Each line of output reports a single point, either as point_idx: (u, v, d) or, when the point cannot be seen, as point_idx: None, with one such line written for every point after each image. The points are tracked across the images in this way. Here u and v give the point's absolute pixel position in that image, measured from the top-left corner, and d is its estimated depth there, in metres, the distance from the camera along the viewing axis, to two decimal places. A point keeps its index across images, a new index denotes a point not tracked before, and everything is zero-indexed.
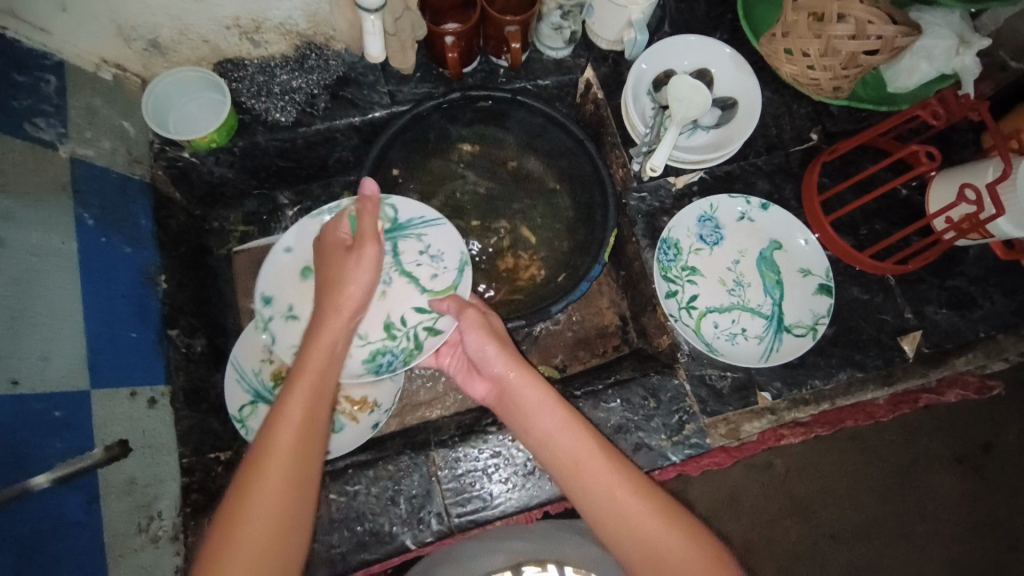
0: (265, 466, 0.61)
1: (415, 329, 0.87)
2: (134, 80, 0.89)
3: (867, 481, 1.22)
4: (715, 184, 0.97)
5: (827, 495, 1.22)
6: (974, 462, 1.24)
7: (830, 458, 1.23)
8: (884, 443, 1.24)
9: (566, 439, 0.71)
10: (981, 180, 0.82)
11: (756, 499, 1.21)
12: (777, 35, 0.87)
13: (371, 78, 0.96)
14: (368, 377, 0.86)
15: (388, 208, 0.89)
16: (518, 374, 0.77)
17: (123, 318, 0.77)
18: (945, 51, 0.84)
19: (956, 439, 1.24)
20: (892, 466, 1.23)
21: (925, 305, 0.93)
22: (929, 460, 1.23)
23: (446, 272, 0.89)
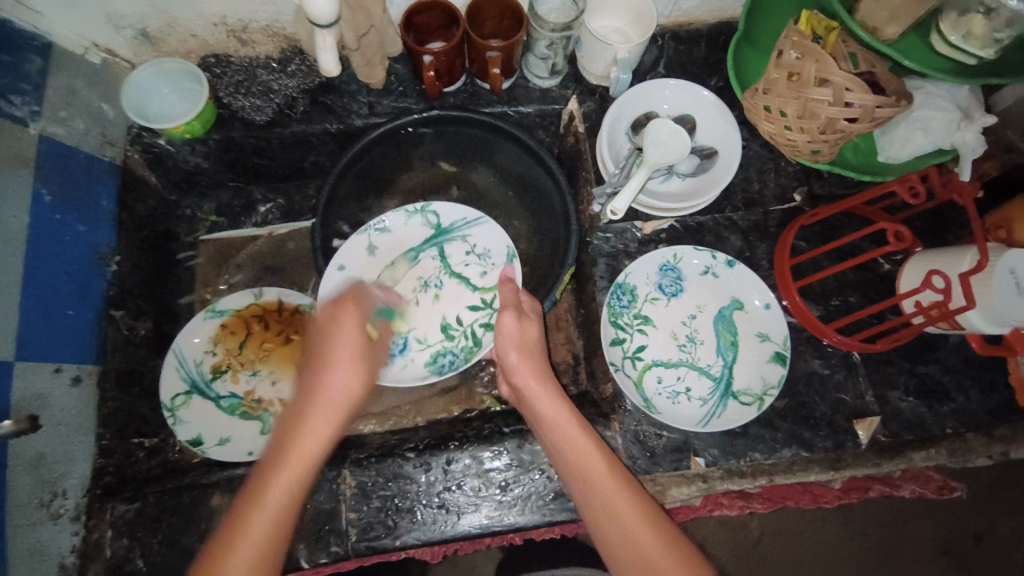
0: (234, 542, 0.59)
1: (472, 327, 0.94)
2: (123, 66, 0.92)
3: (845, 559, 1.15)
4: (684, 233, 0.94)
5: (799, 565, 1.15)
6: (961, 552, 1.15)
7: (811, 529, 1.17)
8: (870, 518, 1.16)
9: (582, 453, 0.71)
10: (953, 268, 0.75)
11: (725, 557, 1.16)
12: (759, 89, 0.83)
13: (354, 87, 0.97)
14: (432, 377, 0.91)
15: (431, 215, 0.96)
16: (536, 386, 0.77)
17: (63, 295, 0.78)
18: (945, 126, 0.80)
19: (947, 527, 1.16)
20: (876, 545, 1.15)
21: (889, 390, 0.87)
22: (915, 545, 1.15)
23: (495, 268, 0.95)
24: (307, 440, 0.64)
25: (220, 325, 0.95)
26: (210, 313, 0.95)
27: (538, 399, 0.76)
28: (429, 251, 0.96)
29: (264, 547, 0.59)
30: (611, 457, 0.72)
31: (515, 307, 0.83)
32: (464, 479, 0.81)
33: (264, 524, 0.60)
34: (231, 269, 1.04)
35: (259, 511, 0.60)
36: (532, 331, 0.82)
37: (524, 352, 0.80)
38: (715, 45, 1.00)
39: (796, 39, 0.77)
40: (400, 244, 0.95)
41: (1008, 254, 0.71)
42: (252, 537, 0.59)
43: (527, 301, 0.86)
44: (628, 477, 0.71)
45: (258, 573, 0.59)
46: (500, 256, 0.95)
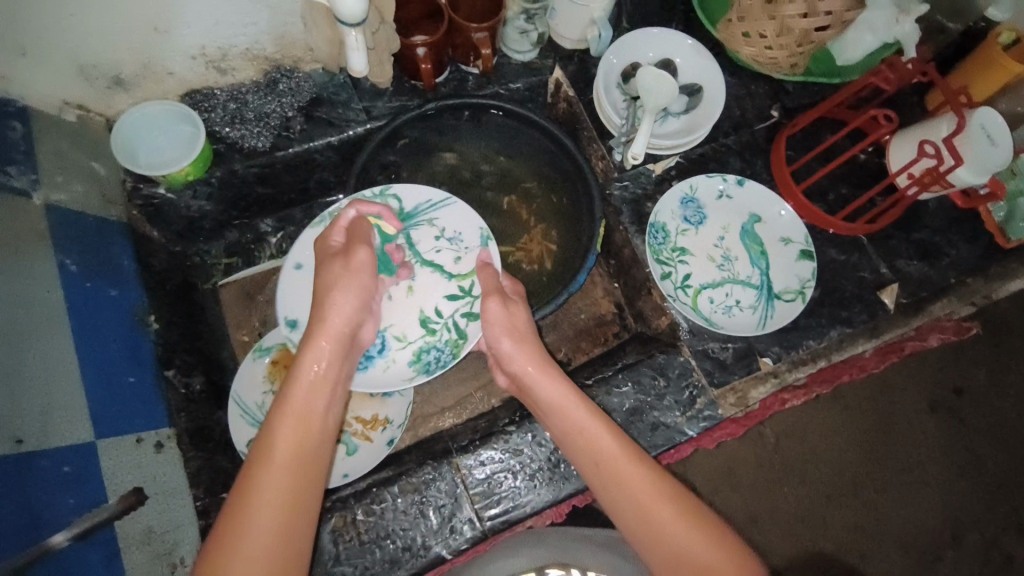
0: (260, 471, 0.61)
1: (453, 318, 0.88)
2: (98, 120, 0.87)
3: (852, 437, 1.28)
4: (691, 165, 1.01)
5: (815, 454, 1.27)
6: (948, 406, 1.30)
7: (817, 419, 1.29)
8: (862, 396, 1.30)
9: (585, 435, 0.73)
10: (936, 136, 0.89)
11: (750, 467, 1.26)
12: (733, 19, 0.93)
13: (344, 96, 0.95)
14: (420, 376, 0.87)
15: (393, 199, 0.90)
16: (536, 370, 0.78)
17: (120, 362, 0.75)
18: (887, 23, 0.89)
19: (926, 386, 1.31)
20: (872, 419, 1.28)
21: (897, 259, 0.99)
22: (906, 410, 1.29)
23: (468, 252, 0.90)
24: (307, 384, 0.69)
25: (270, 363, 0.92)
26: (259, 352, 0.91)
27: (537, 385, 0.78)
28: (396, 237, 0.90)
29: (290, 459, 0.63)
30: (619, 434, 0.74)
31: (499, 293, 0.82)
32: None
33: (287, 440, 0.64)
34: (259, 307, 1.01)
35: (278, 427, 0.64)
36: (525, 319, 0.82)
37: (517, 338, 0.80)
38: None
39: None
40: None
41: (978, 113, 0.85)
42: (274, 455, 0.63)
43: (510, 286, 0.86)
44: (639, 452, 0.73)
45: (296, 481, 0.62)
46: (473, 239, 0.91)
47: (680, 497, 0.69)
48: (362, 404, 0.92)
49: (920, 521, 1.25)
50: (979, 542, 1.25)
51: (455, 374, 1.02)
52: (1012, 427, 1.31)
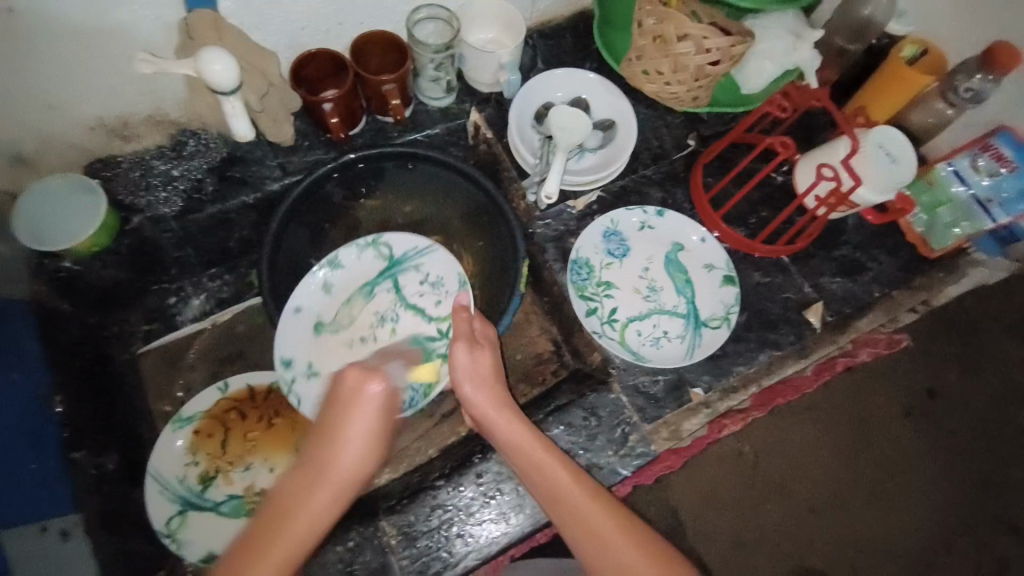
0: (259, 558, 0.56)
1: (431, 359, 0.91)
2: (1, 199, 0.86)
3: (832, 452, 1.26)
4: (614, 199, 1.01)
5: (796, 470, 1.24)
6: (923, 409, 1.30)
7: (792, 435, 1.26)
8: (836, 407, 1.28)
9: (542, 468, 0.70)
10: (835, 158, 0.92)
11: (735, 492, 1.23)
12: (633, 58, 0.96)
13: (259, 154, 0.94)
14: (396, 418, 0.86)
15: (383, 247, 0.94)
16: (490, 407, 0.75)
17: (19, 449, 0.76)
18: (784, 50, 0.92)
19: (900, 392, 1.30)
20: (849, 429, 1.27)
21: (822, 277, 0.99)
22: (880, 417, 1.28)
23: (449, 295, 0.93)
24: (311, 505, 0.60)
25: (192, 432, 0.90)
26: (177, 423, 0.89)
27: (494, 426, 0.74)
28: (383, 284, 0.95)
29: (305, 541, 0.58)
30: (571, 467, 0.71)
31: (468, 337, 0.78)
32: (499, 486, 0.81)
33: (308, 523, 0.59)
34: (182, 372, 1.00)
35: (280, 543, 0.57)
36: (491, 356, 0.79)
37: (477, 382, 0.76)
38: (580, 33, 1.10)
39: (651, 8, 0.88)
40: (355, 279, 0.94)
41: (871, 133, 0.88)
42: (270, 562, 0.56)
43: (483, 329, 0.81)
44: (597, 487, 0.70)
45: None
46: (452, 284, 0.94)
47: (635, 528, 0.67)
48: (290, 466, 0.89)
49: (903, 531, 1.22)
50: (958, 542, 1.23)
51: None
52: (985, 426, 1.30)
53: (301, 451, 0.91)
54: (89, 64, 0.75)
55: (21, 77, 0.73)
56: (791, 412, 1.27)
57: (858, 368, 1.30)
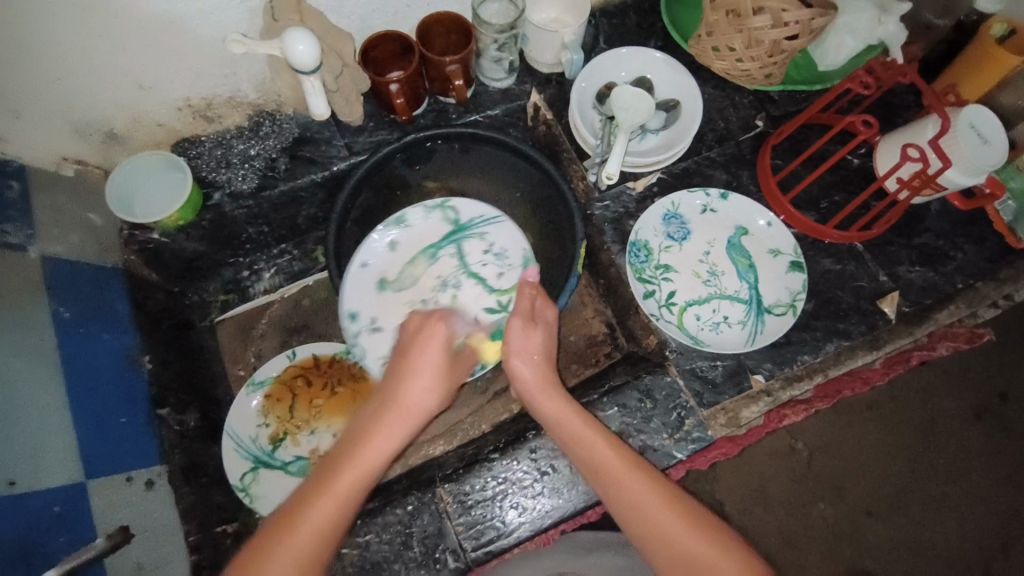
0: (333, 481, 0.62)
1: (490, 332, 0.91)
2: (97, 172, 0.93)
3: (893, 451, 1.20)
4: (675, 181, 0.99)
5: (852, 469, 1.20)
6: (995, 413, 1.22)
7: (852, 432, 1.21)
8: (898, 406, 1.22)
9: (585, 441, 0.71)
10: (922, 137, 0.86)
11: (784, 487, 1.20)
12: (702, 35, 0.93)
13: (327, 134, 0.98)
14: (453, 387, 0.89)
15: (449, 211, 0.96)
16: (534, 379, 0.76)
17: (111, 406, 0.79)
18: (867, 23, 0.89)
19: (971, 393, 1.23)
20: (913, 429, 1.21)
21: (898, 265, 0.94)
22: (947, 419, 1.21)
23: (512, 269, 0.94)
24: (370, 455, 0.65)
25: (263, 397, 0.96)
26: (252, 387, 0.96)
27: (541, 406, 0.75)
28: (447, 248, 0.96)
29: (356, 487, 0.63)
30: (623, 449, 0.71)
31: (525, 314, 0.79)
32: (554, 462, 0.82)
33: (365, 470, 0.64)
34: (254, 340, 1.07)
35: (346, 473, 0.63)
36: (552, 320, 0.81)
37: (530, 360, 0.77)
38: (643, 10, 1.07)
39: None
40: (420, 240, 0.95)
41: (964, 113, 0.82)
42: (344, 481, 0.62)
43: (543, 308, 0.81)
44: (643, 464, 0.70)
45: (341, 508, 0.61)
46: (517, 257, 0.94)
47: (695, 514, 0.66)
48: None
49: (968, 539, 1.16)
50: None
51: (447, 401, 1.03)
52: None
53: None
54: (178, 45, 0.80)
55: (119, 57, 0.78)
56: (851, 408, 1.22)
57: (925, 366, 1.23)
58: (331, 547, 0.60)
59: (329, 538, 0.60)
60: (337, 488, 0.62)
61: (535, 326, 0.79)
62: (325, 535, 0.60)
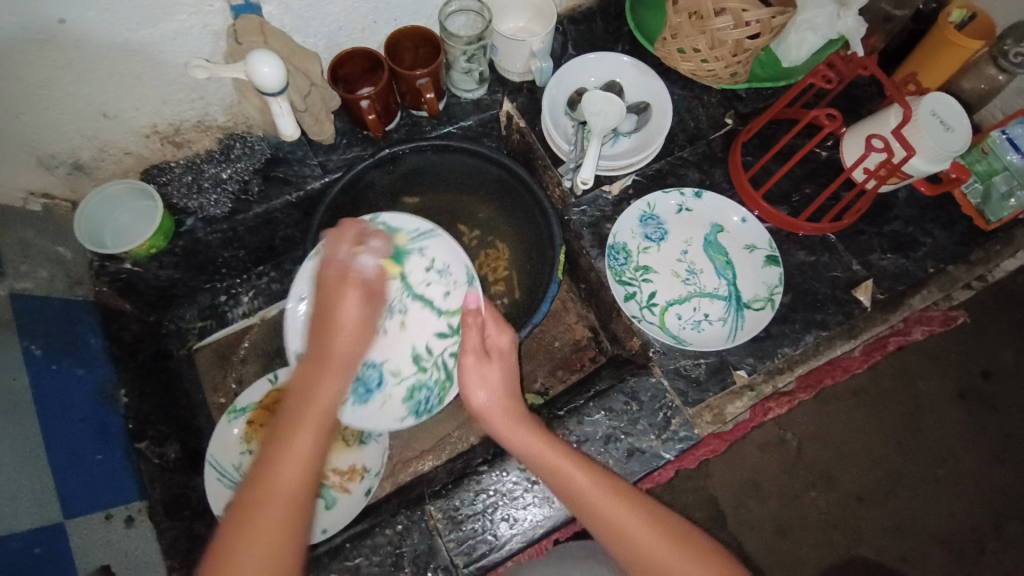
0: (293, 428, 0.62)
1: (443, 357, 0.87)
2: (64, 206, 0.91)
3: (879, 438, 1.22)
4: (649, 182, 1.00)
5: (841, 458, 1.21)
6: (978, 393, 1.24)
7: (840, 421, 1.23)
8: (884, 392, 1.24)
9: (556, 470, 0.71)
10: (885, 128, 0.88)
11: (777, 479, 1.21)
12: (667, 37, 0.94)
13: (299, 153, 0.97)
14: (410, 418, 0.86)
15: (383, 226, 0.85)
16: (490, 405, 0.75)
17: (87, 442, 0.77)
18: (827, 19, 0.91)
19: (952, 374, 1.25)
20: (898, 414, 1.23)
21: (870, 254, 0.96)
22: (931, 401, 1.24)
23: (457, 287, 0.88)
24: (314, 400, 0.65)
25: (245, 423, 0.93)
26: (234, 414, 0.93)
27: (506, 437, 0.74)
28: (386, 274, 0.85)
29: (317, 420, 0.63)
30: (594, 470, 0.71)
31: (477, 350, 0.76)
32: None
33: (301, 455, 0.61)
34: (236, 365, 1.05)
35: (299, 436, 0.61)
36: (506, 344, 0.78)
37: (492, 388, 0.75)
38: (609, 16, 1.09)
39: None
40: None
41: (923, 102, 0.85)
42: (292, 454, 0.60)
43: (496, 336, 0.78)
44: (615, 481, 0.71)
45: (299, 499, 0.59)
46: (462, 273, 0.88)
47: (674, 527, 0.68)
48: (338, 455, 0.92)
49: (957, 519, 1.18)
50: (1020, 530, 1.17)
51: (436, 414, 1.02)
52: None
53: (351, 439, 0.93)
54: (142, 73, 0.79)
55: (81, 88, 0.77)
56: (837, 397, 1.24)
57: (905, 351, 1.26)
58: (304, 501, 0.60)
59: (307, 472, 0.61)
60: (297, 432, 0.62)
61: (491, 359, 0.76)
62: (292, 487, 0.59)
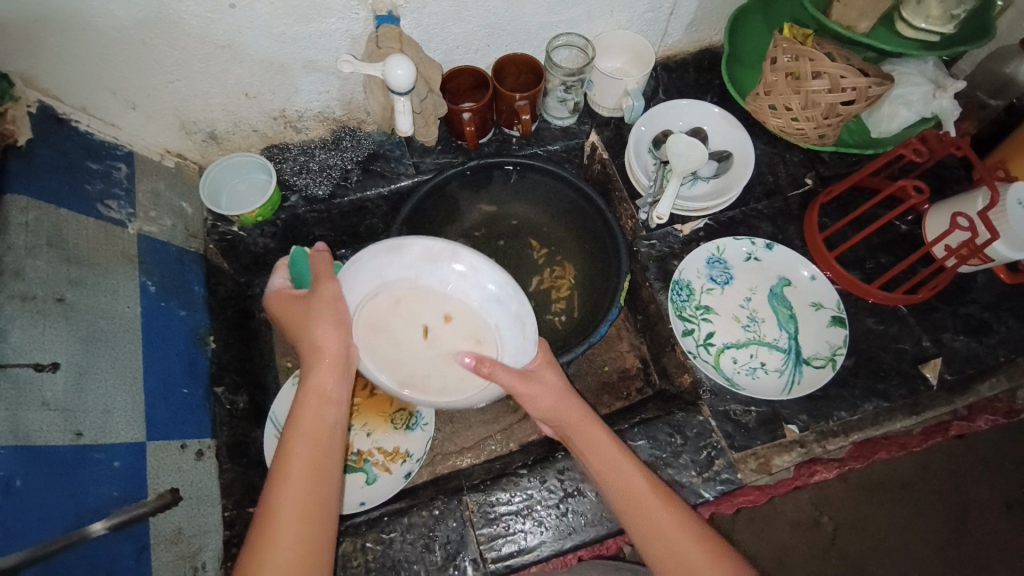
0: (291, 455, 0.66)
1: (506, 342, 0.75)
2: (192, 167, 1.03)
3: (921, 533, 1.15)
4: (721, 228, 1.02)
5: (879, 548, 1.15)
6: None
7: (880, 509, 1.17)
8: (929, 487, 1.18)
9: (620, 474, 0.72)
10: (971, 209, 0.88)
11: (806, 558, 1.15)
12: (761, 92, 0.99)
13: (398, 152, 1.06)
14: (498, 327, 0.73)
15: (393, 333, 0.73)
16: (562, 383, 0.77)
17: (177, 375, 0.85)
18: (922, 98, 0.92)
19: (1005, 482, 1.18)
20: (943, 513, 1.17)
21: (942, 332, 0.94)
22: (981, 506, 1.17)
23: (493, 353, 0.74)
24: (320, 392, 0.70)
25: None
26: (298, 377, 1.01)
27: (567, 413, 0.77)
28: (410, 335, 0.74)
29: (311, 475, 0.65)
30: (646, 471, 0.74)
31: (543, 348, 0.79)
32: (581, 485, 0.83)
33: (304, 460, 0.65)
34: None
35: (295, 459, 0.65)
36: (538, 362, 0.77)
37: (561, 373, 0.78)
38: (702, 68, 1.14)
39: (787, 46, 0.91)
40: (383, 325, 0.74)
41: (1014, 189, 0.84)
42: (299, 456, 0.65)
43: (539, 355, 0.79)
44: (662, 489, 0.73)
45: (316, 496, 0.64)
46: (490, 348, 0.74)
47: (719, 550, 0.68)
48: (385, 436, 0.98)
49: None
50: None
51: (479, 415, 1.06)
52: None
53: (398, 424, 0.99)
54: (285, 62, 0.90)
55: (233, 68, 0.88)
56: (879, 483, 1.19)
57: (957, 448, 1.20)
58: (314, 501, 0.64)
59: (314, 495, 0.64)
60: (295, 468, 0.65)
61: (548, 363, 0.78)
62: (301, 512, 0.63)
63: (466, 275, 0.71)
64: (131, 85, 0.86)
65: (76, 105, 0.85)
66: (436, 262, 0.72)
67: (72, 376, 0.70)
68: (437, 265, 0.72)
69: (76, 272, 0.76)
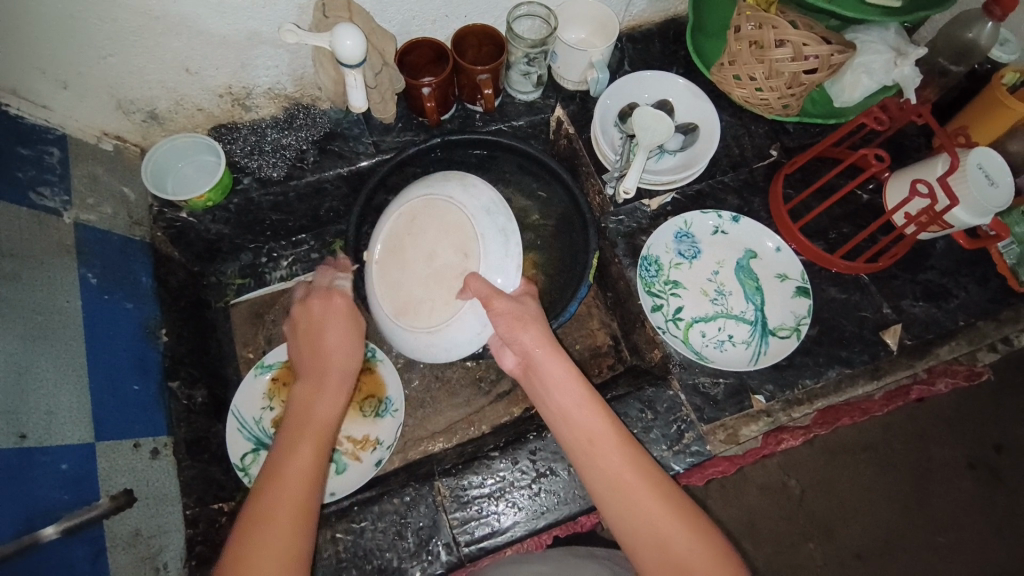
0: (291, 454, 0.64)
1: (499, 234, 0.80)
2: (134, 150, 0.97)
3: (885, 494, 1.20)
4: (688, 202, 1.02)
5: (844, 509, 1.19)
6: (988, 465, 1.22)
7: (844, 473, 1.21)
8: (892, 450, 1.23)
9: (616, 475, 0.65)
10: (931, 175, 0.90)
11: (775, 523, 1.19)
12: (726, 63, 0.98)
13: (356, 131, 1.02)
14: (497, 233, 0.80)
15: (401, 261, 0.84)
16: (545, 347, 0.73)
17: (126, 371, 0.81)
18: (884, 65, 0.91)
19: (963, 443, 1.24)
20: (905, 475, 1.21)
21: (902, 300, 0.96)
22: (940, 466, 1.22)
23: (480, 259, 0.79)
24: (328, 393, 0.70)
25: (271, 379, 0.99)
26: (260, 369, 0.99)
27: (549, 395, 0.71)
28: (415, 259, 0.82)
29: (308, 474, 0.63)
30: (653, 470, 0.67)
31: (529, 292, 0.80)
32: (553, 465, 0.83)
33: (305, 458, 0.64)
34: (266, 325, 1.09)
35: (295, 460, 0.63)
36: (540, 335, 0.73)
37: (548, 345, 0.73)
38: (668, 39, 1.12)
39: (750, 14, 0.89)
40: (394, 258, 0.84)
41: (973, 153, 0.86)
42: (299, 452, 0.64)
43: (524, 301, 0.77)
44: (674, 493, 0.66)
45: (308, 492, 0.62)
46: (479, 254, 0.79)
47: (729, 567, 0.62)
48: (354, 424, 0.96)
49: None
50: None
51: (450, 399, 1.05)
52: None
53: (366, 410, 0.97)
54: (229, 34, 0.84)
55: (170, 41, 0.82)
56: (845, 448, 1.23)
57: (918, 411, 1.25)
58: (305, 502, 0.62)
59: (306, 493, 0.62)
60: (291, 468, 0.63)
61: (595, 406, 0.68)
62: (291, 510, 0.60)
63: (469, 187, 0.83)
64: (59, 61, 0.79)
65: (5, 88, 0.77)
66: (445, 179, 0.84)
67: (11, 376, 0.66)
68: (446, 181, 0.84)
69: (9, 266, 0.70)
